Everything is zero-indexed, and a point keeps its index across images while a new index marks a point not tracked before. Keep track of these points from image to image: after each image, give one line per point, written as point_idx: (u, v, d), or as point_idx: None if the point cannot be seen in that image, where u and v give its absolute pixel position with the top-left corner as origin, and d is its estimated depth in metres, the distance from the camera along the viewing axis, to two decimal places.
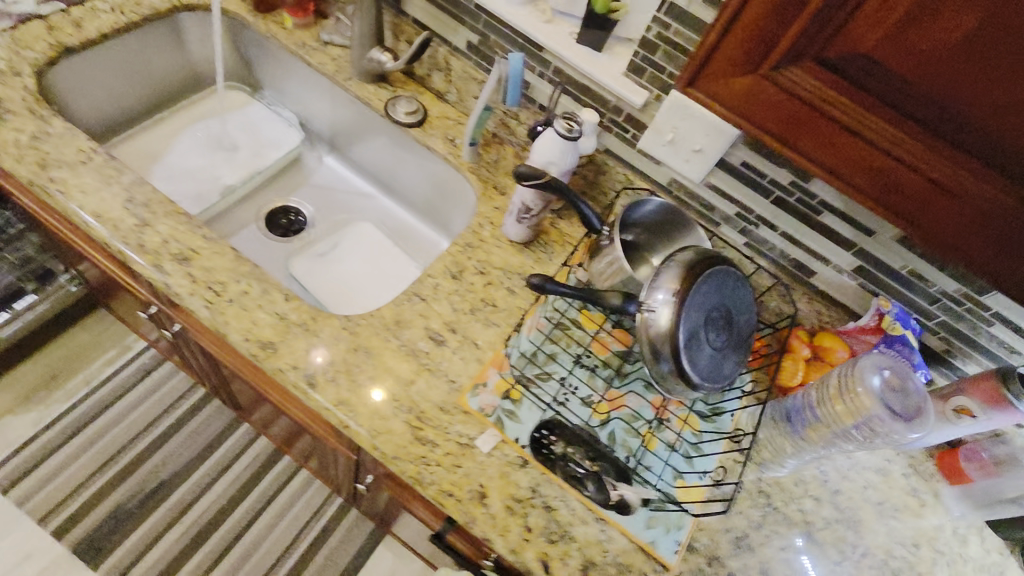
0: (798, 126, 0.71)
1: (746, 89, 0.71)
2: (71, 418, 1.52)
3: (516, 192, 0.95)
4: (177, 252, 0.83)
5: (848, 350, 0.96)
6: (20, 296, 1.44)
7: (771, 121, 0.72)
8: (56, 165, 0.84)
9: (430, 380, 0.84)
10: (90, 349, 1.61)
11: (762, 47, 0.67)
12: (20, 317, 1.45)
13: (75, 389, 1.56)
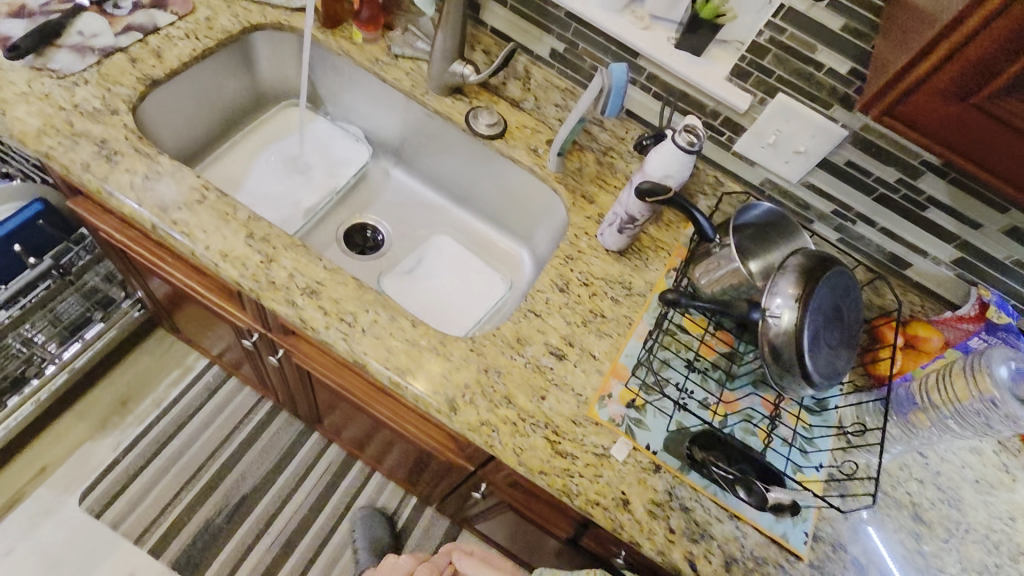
0: (1011, 157, 0.58)
1: (949, 118, 0.58)
2: (145, 441, 1.46)
3: (621, 204, 0.97)
4: (305, 286, 0.84)
5: (942, 338, 1.02)
6: (88, 325, 1.39)
7: (975, 151, 0.59)
8: (176, 206, 0.85)
9: (559, 395, 0.87)
10: (154, 372, 1.54)
11: (976, 78, 0.54)
12: (91, 345, 1.41)
13: (146, 411, 1.50)
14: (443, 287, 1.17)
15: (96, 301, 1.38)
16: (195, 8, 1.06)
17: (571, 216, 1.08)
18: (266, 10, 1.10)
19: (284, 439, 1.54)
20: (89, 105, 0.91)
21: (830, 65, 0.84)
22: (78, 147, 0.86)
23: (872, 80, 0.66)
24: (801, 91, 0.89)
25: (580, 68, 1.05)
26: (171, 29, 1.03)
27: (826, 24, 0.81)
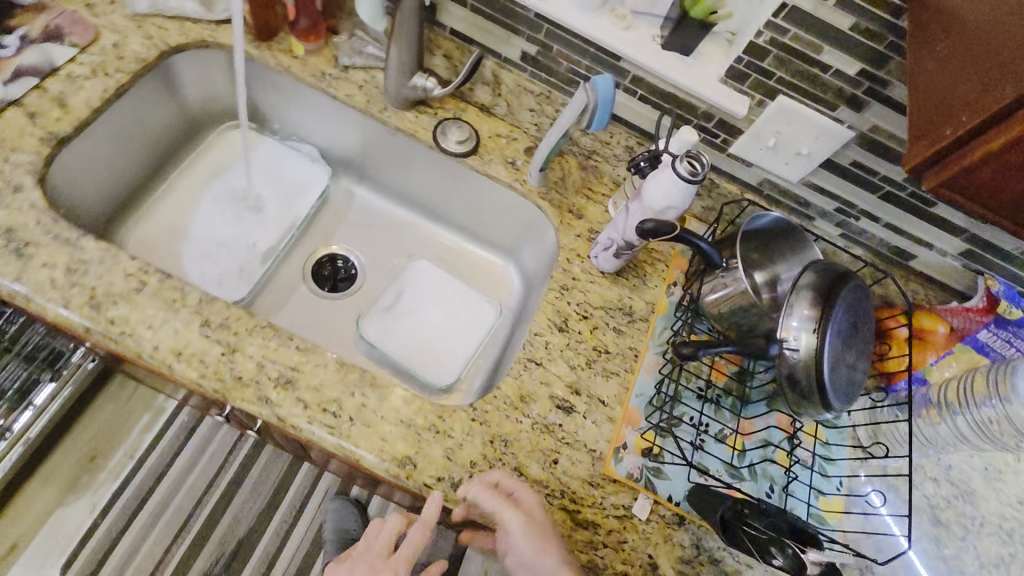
0: None
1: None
2: (123, 500, 1.38)
3: (617, 230, 0.86)
4: (278, 376, 0.74)
5: (948, 327, 0.94)
6: (37, 389, 1.25)
7: None
8: (112, 300, 0.72)
9: (572, 455, 0.81)
10: (120, 423, 1.43)
11: None
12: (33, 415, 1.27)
13: (119, 465, 1.40)
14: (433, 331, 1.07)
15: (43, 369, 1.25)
16: (98, 35, 0.89)
17: (560, 238, 0.97)
18: (185, 26, 0.93)
19: (273, 471, 1.47)
20: None
21: (839, 67, 0.73)
22: None
23: (921, 129, 0.51)
24: (807, 94, 0.77)
25: (557, 72, 0.91)
26: (70, 67, 0.86)
27: (836, 26, 0.69)
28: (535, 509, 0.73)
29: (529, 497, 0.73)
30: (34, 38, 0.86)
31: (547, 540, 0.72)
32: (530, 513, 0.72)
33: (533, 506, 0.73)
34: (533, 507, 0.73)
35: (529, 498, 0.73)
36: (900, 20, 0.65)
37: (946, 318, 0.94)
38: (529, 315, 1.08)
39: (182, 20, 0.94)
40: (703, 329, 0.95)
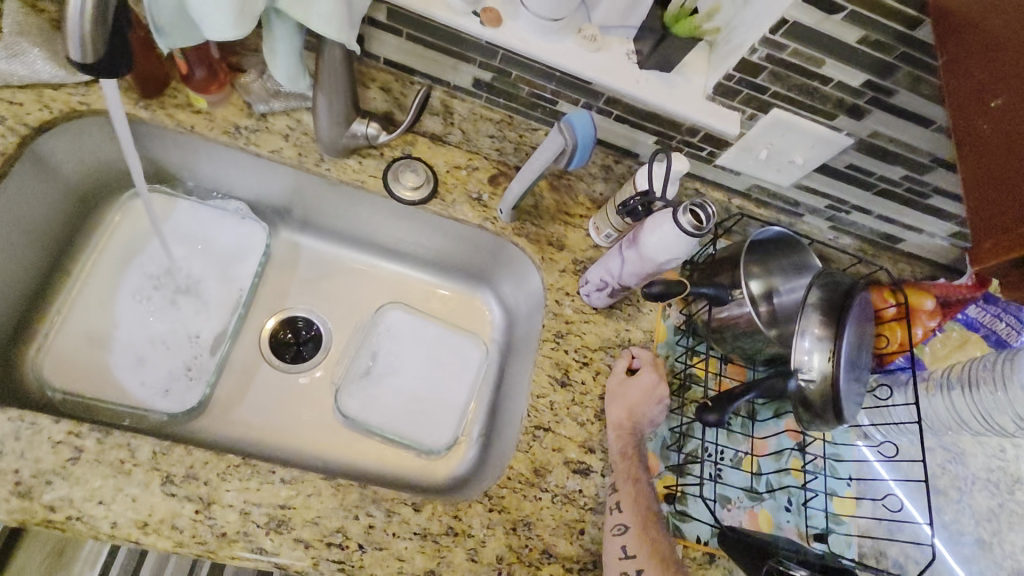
0: None
1: None
2: None
3: (609, 273, 0.78)
4: (267, 519, 0.65)
5: (933, 300, 0.92)
6: None
7: None
8: (43, 481, 0.60)
9: (598, 521, 0.76)
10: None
11: None
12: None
13: None
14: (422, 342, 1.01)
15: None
16: None
17: (544, 277, 0.89)
18: (46, 96, 0.75)
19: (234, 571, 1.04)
20: None
21: (839, 78, 0.65)
22: None
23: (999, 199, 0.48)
24: (802, 105, 0.70)
25: (517, 98, 0.79)
26: None
27: (840, 37, 0.61)
28: (635, 390, 0.81)
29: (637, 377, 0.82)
30: None
31: (620, 404, 0.80)
32: (626, 381, 0.82)
33: (634, 385, 0.81)
34: (640, 381, 0.81)
35: (640, 377, 0.82)
36: (911, 31, 0.58)
37: (932, 291, 0.93)
38: (521, 349, 1.00)
39: (39, 89, 0.75)
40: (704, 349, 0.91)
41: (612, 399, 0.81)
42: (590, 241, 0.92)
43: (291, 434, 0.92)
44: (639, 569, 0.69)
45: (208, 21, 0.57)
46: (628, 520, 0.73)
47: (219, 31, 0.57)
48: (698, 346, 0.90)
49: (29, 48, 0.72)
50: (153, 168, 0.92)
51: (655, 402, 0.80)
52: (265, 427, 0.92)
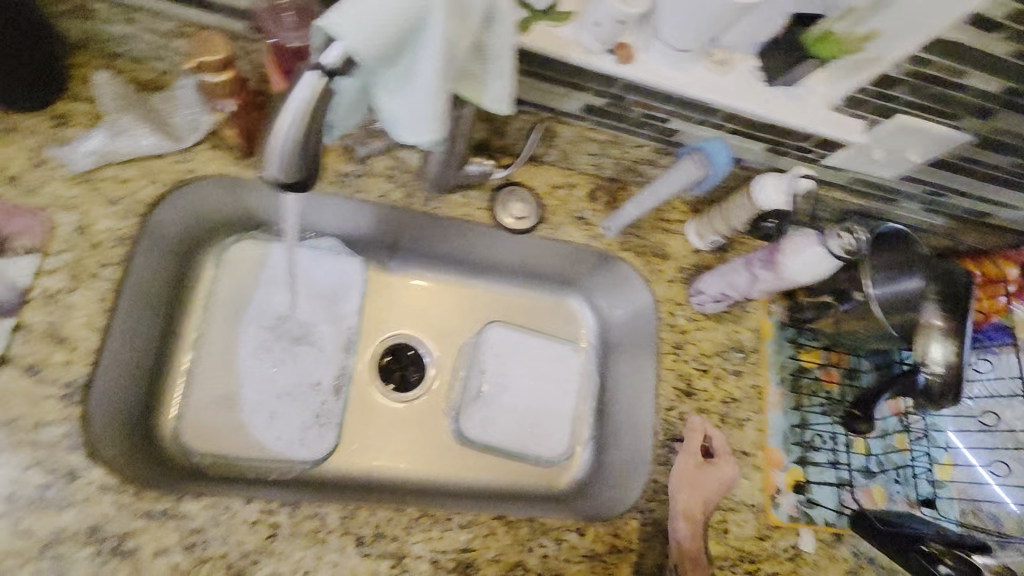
0: None
1: None
2: None
3: (728, 286, 0.80)
4: (456, 563, 0.70)
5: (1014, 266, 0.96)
6: None
7: None
8: (251, 561, 0.64)
9: (738, 519, 0.82)
10: None
11: None
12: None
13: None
14: (523, 368, 1.02)
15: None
16: (53, 224, 0.67)
17: (654, 289, 0.89)
18: (150, 169, 0.72)
19: None
20: (29, 486, 0.60)
21: (979, 87, 0.65)
22: (70, 560, 0.59)
23: None
24: (929, 110, 0.70)
25: (629, 119, 0.77)
26: (42, 282, 0.66)
27: (992, 53, 0.60)
28: (711, 480, 0.80)
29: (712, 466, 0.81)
30: None
31: (698, 491, 0.79)
32: (702, 468, 0.81)
33: (713, 474, 0.80)
34: (715, 471, 0.81)
35: (716, 464, 0.81)
36: None
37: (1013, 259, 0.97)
38: (623, 352, 1.02)
39: (141, 162, 0.71)
40: (807, 340, 0.93)
41: (690, 485, 0.79)
42: (691, 247, 0.93)
43: (414, 462, 0.94)
44: None
45: (401, 122, 0.53)
46: None
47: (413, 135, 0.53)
48: (804, 340, 0.93)
49: (135, 123, 0.70)
50: (246, 216, 0.90)
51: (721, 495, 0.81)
52: (391, 457, 0.93)
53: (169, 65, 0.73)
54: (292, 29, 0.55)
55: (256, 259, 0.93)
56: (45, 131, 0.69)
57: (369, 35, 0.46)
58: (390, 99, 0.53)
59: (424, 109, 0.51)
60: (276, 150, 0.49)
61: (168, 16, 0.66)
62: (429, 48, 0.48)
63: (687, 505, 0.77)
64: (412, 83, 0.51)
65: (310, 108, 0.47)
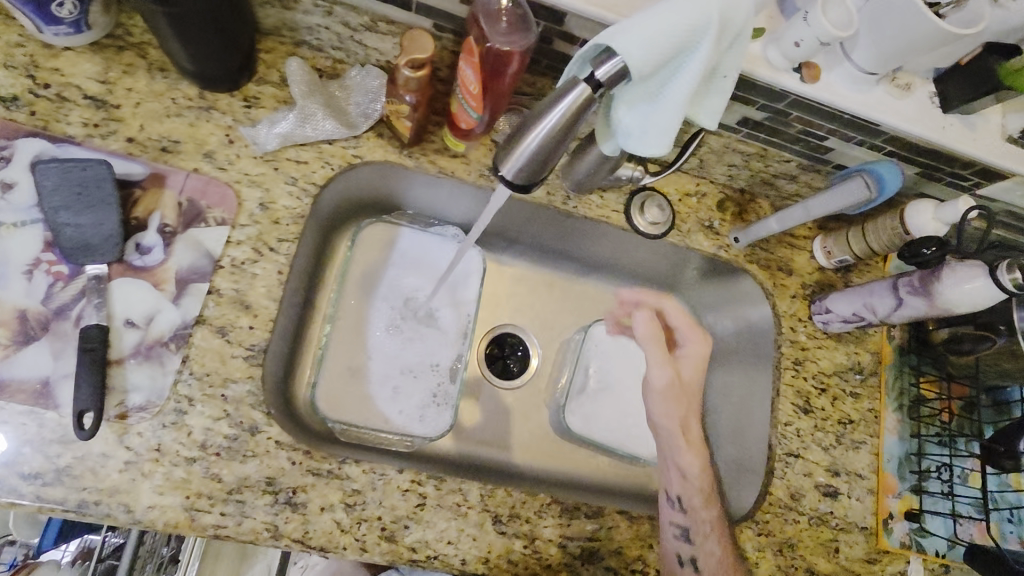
0: None
1: None
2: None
3: (868, 309, 0.81)
4: (583, 551, 0.74)
5: None
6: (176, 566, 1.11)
7: None
8: (402, 525, 0.70)
9: (849, 539, 0.83)
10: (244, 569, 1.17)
11: None
12: (194, 553, 1.15)
13: None
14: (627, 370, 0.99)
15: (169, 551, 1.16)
16: (240, 198, 0.72)
17: (776, 304, 0.90)
18: (325, 152, 0.77)
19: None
20: (219, 437, 0.67)
21: None
22: (251, 506, 0.66)
23: None
24: None
25: (784, 134, 0.76)
26: (230, 252, 0.71)
27: None
28: (688, 372, 0.88)
29: (683, 363, 0.88)
30: (175, 227, 0.69)
31: (684, 407, 0.85)
32: (680, 377, 0.87)
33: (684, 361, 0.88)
34: (687, 379, 0.88)
35: (688, 356, 0.89)
36: None
37: None
38: (731, 362, 0.95)
39: (317, 146, 0.76)
40: (926, 367, 0.90)
41: (670, 401, 0.85)
42: (815, 264, 0.92)
43: (522, 449, 0.94)
44: None
45: (635, 135, 0.55)
46: (718, 550, 0.75)
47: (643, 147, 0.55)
48: (922, 367, 0.90)
49: (317, 109, 0.75)
50: (384, 197, 0.91)
51: (697, 384, 0.89)
52: (495, 441, 0.93)
53: (346, 55, 0.77)
54: (503, 34, 0.60)
55: (386, 238, 0.93)
56: (237, 111, 0.74)
57: (650, 55, 0.48)
58: (627, 111, 0.55)
59: (666, 127, 0.53)
60: (520, 152, 0.52)
61: (363, 10, 0.70)
62: (687, 73, 0.51)
63: (679, 421, 0.84)
64: (658, 99, 0.53)
65: (562, 123, 0.50)
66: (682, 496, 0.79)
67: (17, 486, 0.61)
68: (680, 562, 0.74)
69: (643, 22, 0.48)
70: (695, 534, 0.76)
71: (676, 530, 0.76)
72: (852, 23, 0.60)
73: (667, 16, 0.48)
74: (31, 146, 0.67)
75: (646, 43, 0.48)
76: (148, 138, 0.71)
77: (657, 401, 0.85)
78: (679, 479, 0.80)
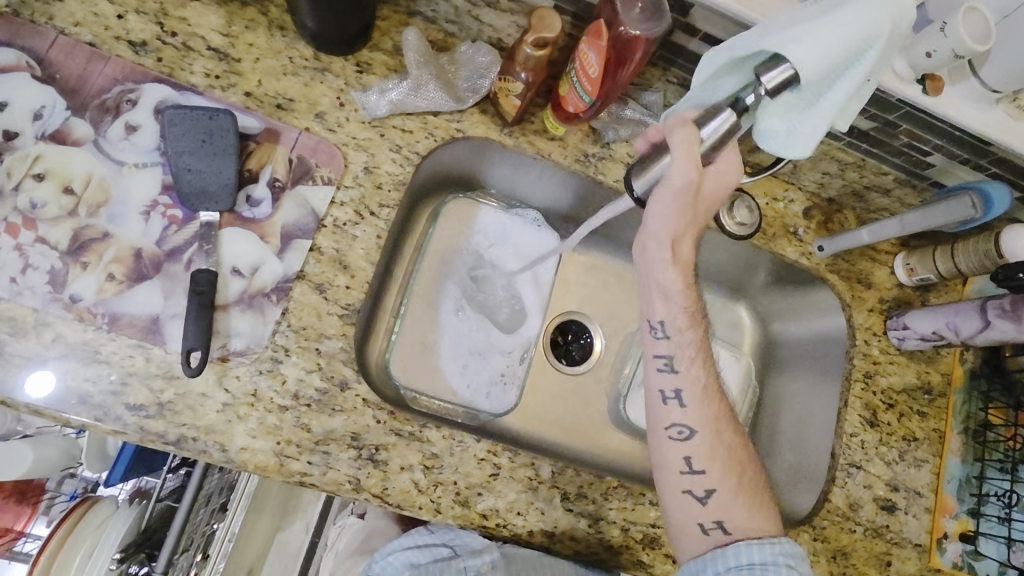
0: None
1: None
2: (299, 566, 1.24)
3: (949, 327, 0.82)
4: (644, 535, 0.76)
5: None
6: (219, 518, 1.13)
7: None
8: (475, 492, 0.72)
9: (902, 554, 0.83)
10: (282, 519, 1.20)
11: None
12: (241, 503, 1.11)
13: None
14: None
15: (219, 500, 1.16)
16: (347, 160, 0.74)
17: (853, 315, 0.90)
18: (429, 123, 0.78)
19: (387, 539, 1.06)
20: (311, 389, 0.69)
21: None
22: (336, 459, 0.68)
23: None
24: None
25: (887, 145, 0.79)
26: (333, 212, 0.73)
27: None
28: (708, 190, 0.66)
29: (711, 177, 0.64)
30: (285, 182, 0.71)
31: (687, 221, 0.67)
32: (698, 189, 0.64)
33: (712, 185, 0.66)
34: (710, 186, 0.65)
35: (714, 174, 0.65)
36: None
37: None
38: (794, 367, 0.97)
39: (423, 116, 0.78)
40: (997, 394, 0.90)
41: (681, 212, 0.65)
42: (894, 279, 0.92)
43: (579, 435, 0.95)
44: (707, 484, 0.70)
45: (780, 135, 0.62)
46: (694, 425, 0.71)
47: (785, 145, 0.62)
48: (993, 392, 0.90)
49: (429, 79, 0.76)
50: (471, 174, 0.91)
51: (712, 202, 0.68)
52: (555, 422, 0.95)
53: (458, 29, 0.79)
54: (638, 21, 0.66)
55: (467, 214, 0.94)
56: (349, 75, 0.76)
57: (821, 58, 0.54)
58: (776, 113, 0.61)
59: (813, 129, 0.60)
60: (653, 172, 0.63)
61: None
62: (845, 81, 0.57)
63: (672, 234, 0.68)
64: (810, 105, 0.60)
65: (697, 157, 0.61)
66: (666, 321, 0.72)
67: (123, 414, 0.63)
68: (664, 399, 0.72)
69: (816, 31, 0.54)
70: (679, 362, 0.72)
71: (661, 362, 0.73)
72: (988, 41, 0.62)
73: (838, 25, 0.54)
74: (157, 91, 0.69)
75: (818, 50, 0.54)
76: (265, 94, 0.72)
77: (666, 204, 0.64)
78: (661, 303, 0.71)
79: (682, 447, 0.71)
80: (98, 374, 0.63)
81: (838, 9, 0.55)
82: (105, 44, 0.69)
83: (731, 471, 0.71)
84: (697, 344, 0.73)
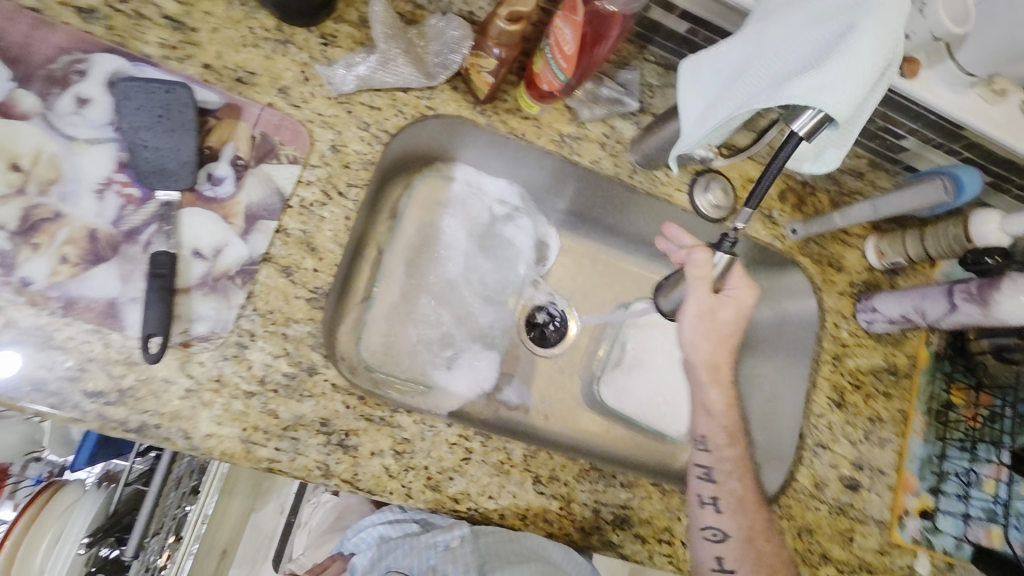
0: None
1: None
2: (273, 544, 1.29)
3: (915, 311, 0.84)
4: (614, 517, 0.77)
5: None
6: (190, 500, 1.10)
7: None
8: (447, 476, 0.72)
9: (865, 530, 0.85)
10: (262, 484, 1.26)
11: None
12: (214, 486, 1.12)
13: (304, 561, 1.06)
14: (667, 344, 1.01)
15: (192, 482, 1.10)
16: (313, 138, 0.71)
17: (823, 299, 0.91)
18: (398, 100, 0.76)
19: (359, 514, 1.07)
20: (278, 373, 0.67)
21: None
22: (305, 444, 0.67)
23: None
24: None
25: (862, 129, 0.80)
26: (300, 192, 0.71)
27: None
28: (728, 316, 0.79)
29: (726, 303, 0.78)
30: (248, 160, 0.68)
31: (713, 345, 0.80)
32: (715, 314, 0.78)
33: (729, 309, 0.79)
34: (731, 312, 0.78)
35: (730, 298, 0.78)
36: None
37: None
38: (767, 351, 0.97)
39: (392, 93, 0.76)
40: (959, 376, 0.92)
41: (706, 337, 0.79)
42: (865, 263, 0.93)
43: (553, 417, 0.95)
44: None
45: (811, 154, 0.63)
46: (727, 529, 0.76)
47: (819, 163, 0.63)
48: (955, 374, 0.92)
49: (398, 54, 0.73)
50: (443, 153, 0.88)
51: (737, 328, 0.80)
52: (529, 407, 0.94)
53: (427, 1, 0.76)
54: None
55: (438, 195, 0.90)
56: (314, 48, 0.73)
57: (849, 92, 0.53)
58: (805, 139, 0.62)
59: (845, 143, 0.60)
60: (672, 298, 0.86)
61: None
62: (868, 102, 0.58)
63: (704, 359, 0.80)
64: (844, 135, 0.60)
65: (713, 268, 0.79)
66: (708, 436, 0.80)
67: (81, 402, 0.60)
68: (702, 503, 0.78)
69: (836, 73, 0.53)
70: (718, 473, 0.78)
71: (701, 470, 0.79)
72: (966, 23, 0.62)
73: (856, 62, 0.53)
74: (108, 62, 0.65)
75: (847, 93, 0.53)
76: (224, 66, 0.69)
77: (692, 327, 0.79)
78: (705, 417, 0.80)
79: (717, 548, 0.76)
80: (53, 359, 0.60)
81: (848, 44, 0.53)
82: (50, 10, 0.65)
83: (760, 566, 0.75)
84: (740, 459, 0.80)
